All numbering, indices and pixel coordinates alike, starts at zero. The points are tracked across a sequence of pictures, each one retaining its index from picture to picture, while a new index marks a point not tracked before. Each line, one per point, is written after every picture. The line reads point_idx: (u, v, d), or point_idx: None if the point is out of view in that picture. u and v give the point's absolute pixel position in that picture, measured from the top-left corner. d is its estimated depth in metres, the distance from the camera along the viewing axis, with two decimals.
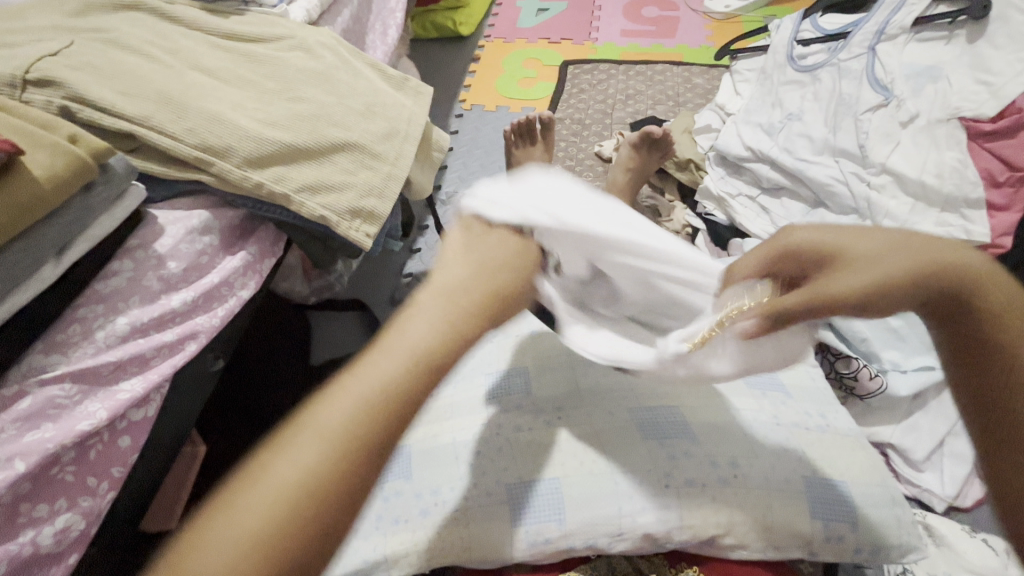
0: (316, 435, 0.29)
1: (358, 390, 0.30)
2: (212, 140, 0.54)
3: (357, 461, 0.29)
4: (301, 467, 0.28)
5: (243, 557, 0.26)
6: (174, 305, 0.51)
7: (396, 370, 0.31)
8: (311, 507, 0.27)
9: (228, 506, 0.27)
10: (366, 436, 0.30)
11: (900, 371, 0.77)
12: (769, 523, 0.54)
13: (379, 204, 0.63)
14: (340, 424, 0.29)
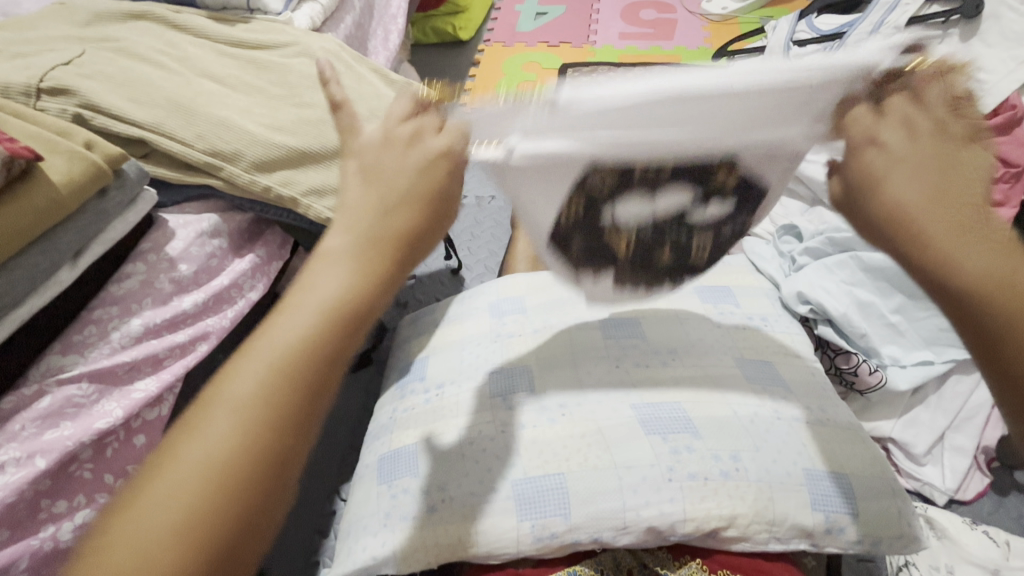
0: (231, 406, 0.32)
1: (264, 359, 0.33)
2: (221, 145, 0.56)
3: (270, 418, 0.33)
4: (224, 436, 0.32)
5: (189, 510, 0.30)
6: (186, 307, 0.52)
7: (300, 331, 0.34)
8: (240, 467, 0.31)
9: (162, 480, 0.31)
10: (276, 396, 0.33)
11: (900, 365, 0.78)
12: (771, 515, 0.55)
13: None
14: (253, 392, 0.33)
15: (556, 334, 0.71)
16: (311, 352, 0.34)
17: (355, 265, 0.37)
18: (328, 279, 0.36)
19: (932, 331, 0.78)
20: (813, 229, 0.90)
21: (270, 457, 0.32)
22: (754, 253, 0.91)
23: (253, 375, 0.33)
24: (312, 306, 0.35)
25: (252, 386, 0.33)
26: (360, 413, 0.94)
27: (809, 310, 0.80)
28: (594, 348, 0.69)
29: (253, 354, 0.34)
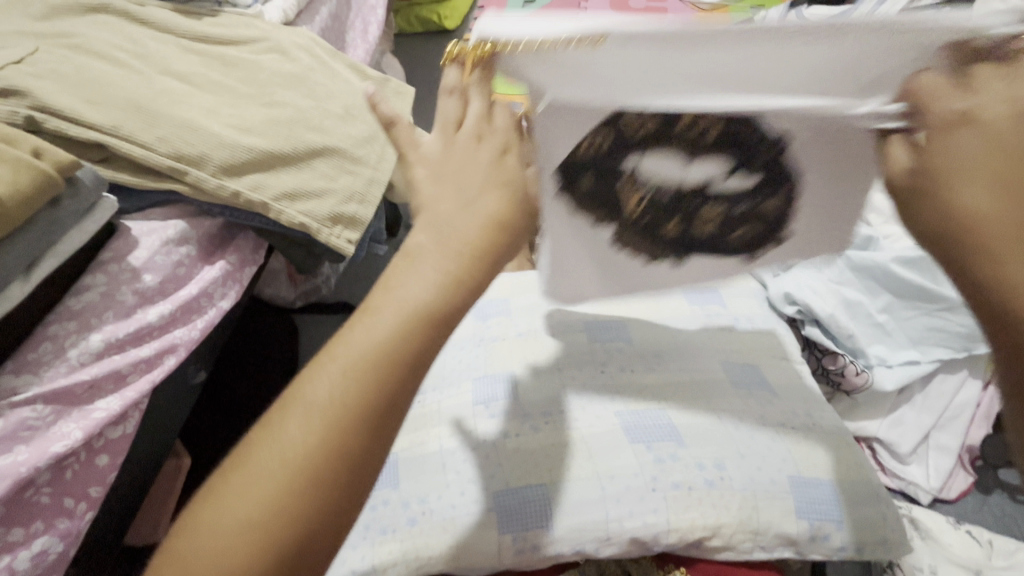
0: (314, 411, 0.32)
1: (346, 365, 0.32)
2: (185, 148, 0.53)
3: (354, 427, 0.32)
4: (304, 439, 0.31)
5: (253, 520, 0.30)
6: (151, 320, 0.50)
7: (381, 339, 0.32)
8: (320, 472, 0.31)
9: (247, 474, 0.31)
10: (362, 406, 0.32)
11: (886, 366, 0.77)
12: (756, 525, 0.55)
13: (361, 209, 0.62)
14: (335, 399, 0.32)
15: (538, 339, 0.69)
16: (394, 362, 0.32)
17: (444, 267, 0.34)
18: (415, 281, 0.34)
19: (920, 331, 0.78)
20: None
21: (355, 465, 0.32)
22: None
23: (337, 378, 0.32)
24: (396, 313, 0.33)
25: (337, 393, 0.32)
26: None
27: (796, 311, 0.79)
28: (577, 353, 0.68)
29: (335, 358, 0.33)
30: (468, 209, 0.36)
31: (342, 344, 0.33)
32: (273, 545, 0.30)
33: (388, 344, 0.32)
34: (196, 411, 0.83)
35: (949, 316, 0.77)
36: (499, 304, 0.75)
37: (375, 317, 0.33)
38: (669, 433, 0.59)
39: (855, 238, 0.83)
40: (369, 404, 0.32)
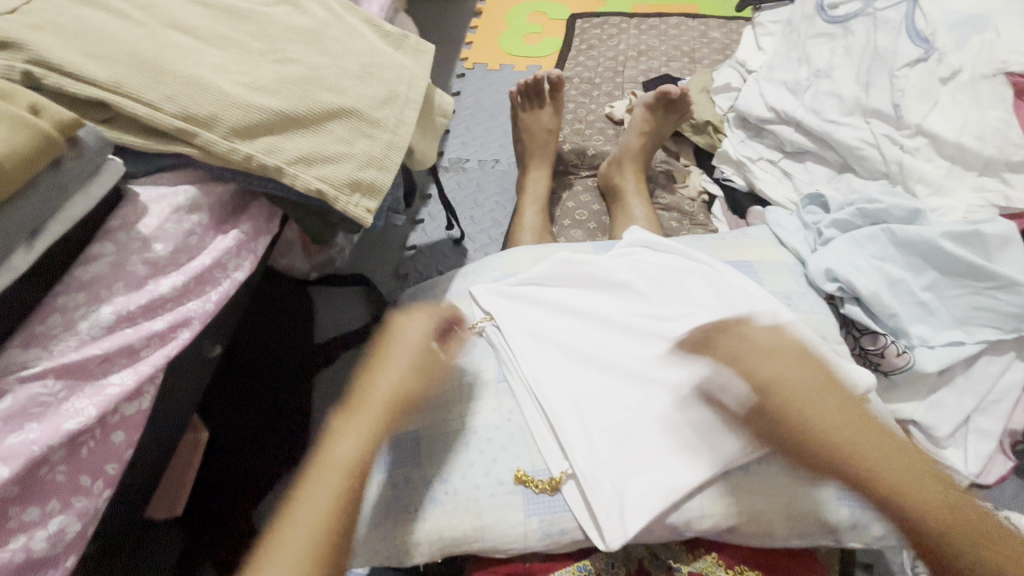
0: (335, 467, 0.51)
1: (359, 429, 0.54)
2: (193, 108, 0.49)
3: (356, 475, 0.51)
4: (319, 503, 0.48)
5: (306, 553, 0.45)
6: (163, 292, 0.48)
7: (383, 396, 0.57)
8: (340, 506, 0.49)
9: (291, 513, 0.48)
10: (362, 460, 0.52)
11: (927, 347, 0.73)
12: (793, 510, 0.53)
13: (380, 175, 0.59)
14: (347, 461, 0.51)
15: (552, 313, 0.67)
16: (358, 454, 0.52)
17: (363, 433, 0.54)
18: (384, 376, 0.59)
19: (964, 311, 0.74)
20: (842, 199, 0.85)
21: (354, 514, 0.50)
22: (777, 224, 0.85)
23: (350, 446, 0.52)
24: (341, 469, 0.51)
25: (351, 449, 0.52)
26: None
27: (837, 288, 0.75)
28: (594, 324, 0.65)
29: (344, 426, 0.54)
30: (396, 347, 0.63)
31: (352, 428, 0.54)
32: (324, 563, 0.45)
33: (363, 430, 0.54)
34: (217, 381, 0.82)
35: (998, 296, 0.72)
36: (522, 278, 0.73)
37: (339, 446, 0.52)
38: (688, 412, 0.56)
39: (902, 211, 0.78)
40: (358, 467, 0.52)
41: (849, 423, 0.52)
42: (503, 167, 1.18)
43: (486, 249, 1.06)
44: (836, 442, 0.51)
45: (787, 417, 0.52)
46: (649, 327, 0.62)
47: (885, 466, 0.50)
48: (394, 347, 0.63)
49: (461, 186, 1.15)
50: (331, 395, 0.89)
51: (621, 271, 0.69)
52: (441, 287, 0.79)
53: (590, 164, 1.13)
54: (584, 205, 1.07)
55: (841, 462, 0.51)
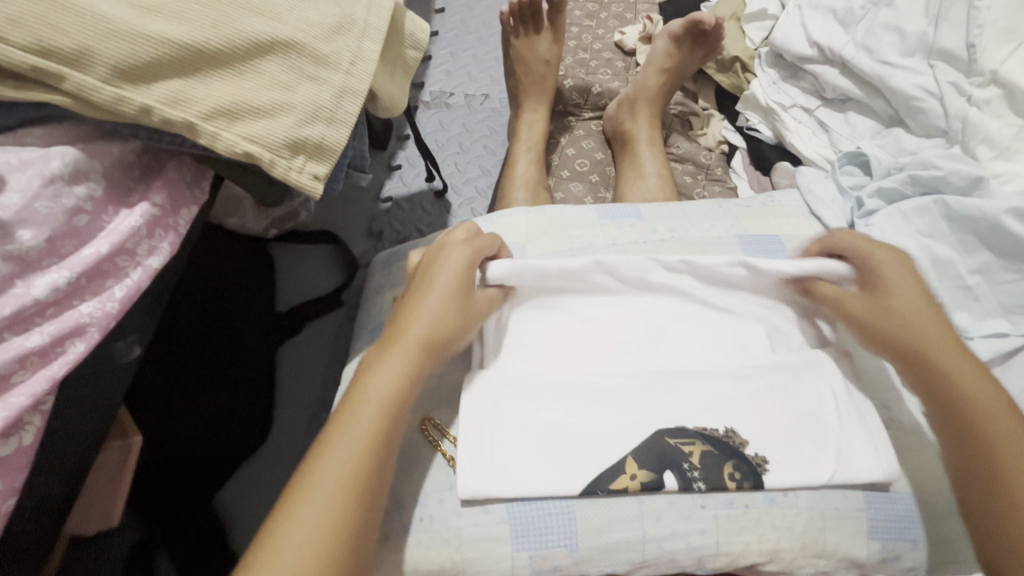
0: (382, 381, 0.42)
1: (392, 357, 0.43)
2: (55, 39, 0.35)
3: (371, 445, 0.39)
4: (335, 488, 0.37)
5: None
6: (38, 296, 0.36)
7: (376, 410, 0.41)
8: (378, 445, 0.40)
9: (284, 543, 0.35)
10: (374, 439, 0.40)
11: (967, 338, 0.64)
12: (821, 547, 0.46)
13: (330, 133, 0.45)
14: (389, 390, 0.41)
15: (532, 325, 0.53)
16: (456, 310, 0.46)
17: (359, 453, 0.39)
18: (425, 307, 0.45)
19: (1015, 299, 0.64)
20: (888, 161, 0.73)
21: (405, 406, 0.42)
22: (808, 189, 0.73)
23: (378, 393, 0.41)
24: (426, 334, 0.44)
25: (394, 377, 0.42)
26: (330, 362, 0.83)
27: None
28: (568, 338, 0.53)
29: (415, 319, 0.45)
30: None
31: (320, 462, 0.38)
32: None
33: (387, 400, 0.41)
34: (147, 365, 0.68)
35: None
36: (513, 251, 0.64)
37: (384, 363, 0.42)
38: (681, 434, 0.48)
39: (960, 179, 0.66)
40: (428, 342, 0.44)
41: (967, 373, 0.44)
42: (494, 104, 1.02)
43: (473, 204, 0.93)
44: (949, 393, 0.44)
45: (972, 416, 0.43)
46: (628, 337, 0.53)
47: (960, 365, 0.44)
48: (373, 371, 0.42)
49: (444, 126, 1.00)
50: (300, 370, 0.82)
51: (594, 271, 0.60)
52: (418, 256, 0.70)
53: (595, 103, 0.98)
54: (586, 152, 0.93)
55: (957, 417, 0.43)
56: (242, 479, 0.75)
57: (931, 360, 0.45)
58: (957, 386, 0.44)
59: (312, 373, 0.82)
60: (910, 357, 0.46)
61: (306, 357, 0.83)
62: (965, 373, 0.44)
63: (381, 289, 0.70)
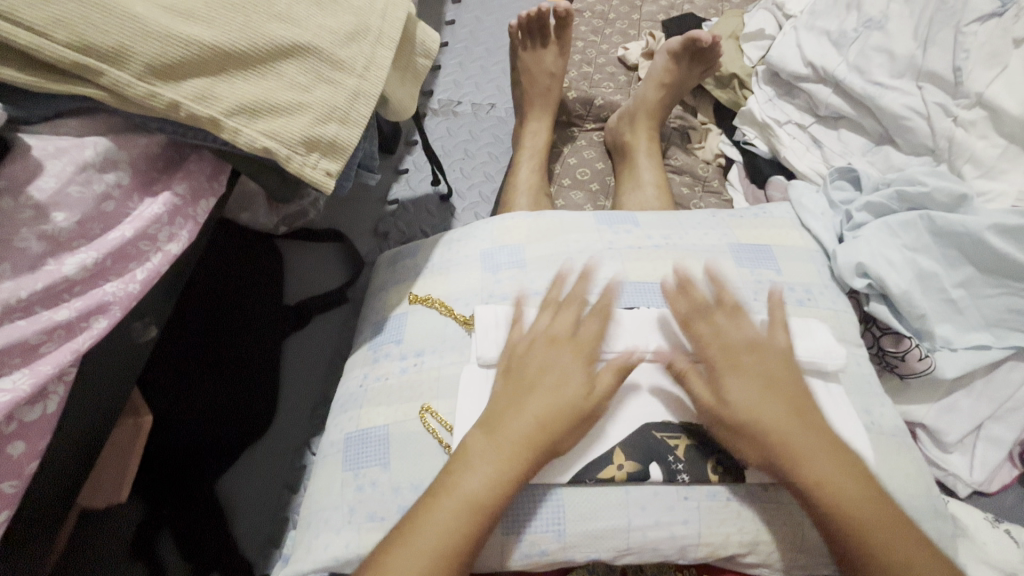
0: (536, 405, 0.47)
1: (490, 456, 0.45)
2: (95, 38, 0.38)
3: (523, 462, 0.45)
4: (488, 476, 0.45)
5: (443, 549, 0.42)
6: (68, 273, 0.39)
7: (525, 429, 0.46)
8: (459, 545, 0.43)
9: (436, 509, 0.44)
10: (523, 450, 0.45)
11: (950, 349, 0.67)
12: (800, 543, 0.48)
13: (343, 132, 0.48)
14: (481, 492, 0.44)
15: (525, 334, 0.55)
16: (570, 408, 0.48)
17: (500, 466, 0.45)
18: (576, 367, 0.50)
19: (997, 312, 0.67)
20: (877, 177, 0.75)
21: (564, 438, 0.48)
22: (800, 203, 0.76)
23: (532, 419, 0.47)
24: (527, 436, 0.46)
25: (482, 484, 0.44)
26: (333, 358, 0.85)
27: (865, 285, 0.67)
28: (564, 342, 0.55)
29: (528, 401, 0.48)
30: None
31: (479, 453, 0.46)
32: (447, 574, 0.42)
33: (545, 421, 0.47)
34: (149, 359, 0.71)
35: None
36: (513, 252, 0.67)
37: (542, 384, 0.48)
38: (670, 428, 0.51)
39: (946, 197, 0.68)
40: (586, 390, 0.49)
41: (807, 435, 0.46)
42: (500, 113, 1.06)
43: (477, 208, 0.96)
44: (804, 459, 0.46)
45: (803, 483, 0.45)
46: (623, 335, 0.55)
47: (794, 428, 0.46)
48: (533, 395, 0.48)
49: (451, 133, 1.03)
50: (303, 365, 0.85)
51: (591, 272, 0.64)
52: (422, 255, 0.72)
53: (597, 115, 1.01)
54: (588, 161, 0.97)
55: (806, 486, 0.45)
56: (245, 467, 0.78)
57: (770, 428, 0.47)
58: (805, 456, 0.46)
59: (314, 368, 0.84)
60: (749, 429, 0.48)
61: (309, 352, 0.85)
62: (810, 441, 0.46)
63: (386, 287, 0.72)
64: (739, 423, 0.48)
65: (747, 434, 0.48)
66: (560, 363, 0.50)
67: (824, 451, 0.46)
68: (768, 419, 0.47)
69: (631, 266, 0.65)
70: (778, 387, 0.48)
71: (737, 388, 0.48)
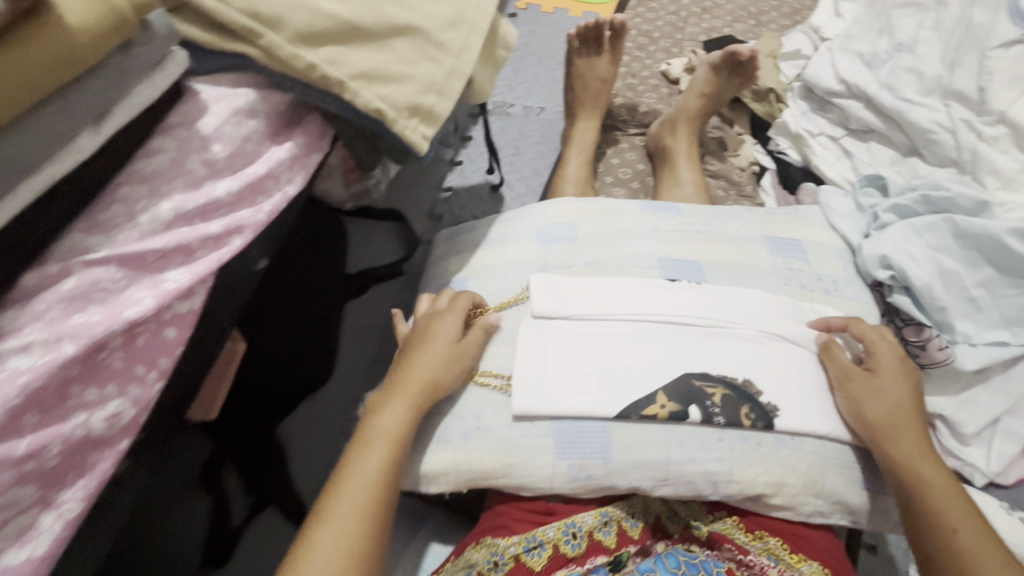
0: (433, 358, 0.57)
1: (400, 402, 0.54)
2: (261, 7, 0.47)
3: (423, 405, 0.54)
4: (401, 417, 0.53)
5: (377, 483, 0.49)
6: (220, 195, 0.47)
7: (425, 379, 0.55)
8: (388, 476, 0.50)
9: (367, 451, 0.51)
10: (423, 394, 0.55)
11: (969, 344, 0.71)
12: (820, 487, 0.54)
13: (439, 102, 0.57)
14: (395, 428, 0.52)
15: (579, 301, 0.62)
16: (453, 359, 0.57)
17: (409, 409, 0.54)
18: (450, 325, 0.60)
19: (1016, 311, 0.71)
20: (903, 184, 0.81)
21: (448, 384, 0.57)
22: (828, 206, 0.82)
23: (429, 368, 0.56)
24: (421, 373, 0.56)
25: (396, 421, 0.53)
26: (387, 325, 0.94)
27: (888, 276, 0.73)
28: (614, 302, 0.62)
29: (422, 357, 0.57)
30: None
31: (391, 399, 0.54)
32: (381, 505, 0.49)
33: (439, 369, 0.56)
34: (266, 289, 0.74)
35: None
36: (565, 229, 0.73)
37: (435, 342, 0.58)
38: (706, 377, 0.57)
39: (968, 201, 0.74)
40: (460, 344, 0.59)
41: (921, 454, 0.53)
42: (549, 116, 1.15)
43: (524, 199, 1.03)
44: (915, 471, 0.52)
45: (915, 490, 0.51)
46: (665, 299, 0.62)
47: (914, 445, 0.53)
48: (428, 351, 0.57)
49: (503, 131, 1.12)
50: (359, 329, 0.93)
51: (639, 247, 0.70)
52: (479, 230, 0.78)
53: (640, 121, 1.09)
54: (629, 162, 1.04)
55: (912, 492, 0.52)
56: (303, 415, 0.85)
57: (892, 436, 0.54)
58: (917, 469, 0.52)
59: (368, 333, 0.93)
60: (879, 433, 0.55)
61: (366, 318, 0.94)
62: (926, 461, 0.53)
63: (445, 256, 0.79)
64: (872, 385, 0.56)
65: (870, 426, 0.55)
66: (444, 327, 0.59)
67: (914, 426, 0.55)
68: (894, 393, 0.56)
69: (676, 246, 0.71)
70: (909, 413, 0.55)
71: (878, 397, 0.56)
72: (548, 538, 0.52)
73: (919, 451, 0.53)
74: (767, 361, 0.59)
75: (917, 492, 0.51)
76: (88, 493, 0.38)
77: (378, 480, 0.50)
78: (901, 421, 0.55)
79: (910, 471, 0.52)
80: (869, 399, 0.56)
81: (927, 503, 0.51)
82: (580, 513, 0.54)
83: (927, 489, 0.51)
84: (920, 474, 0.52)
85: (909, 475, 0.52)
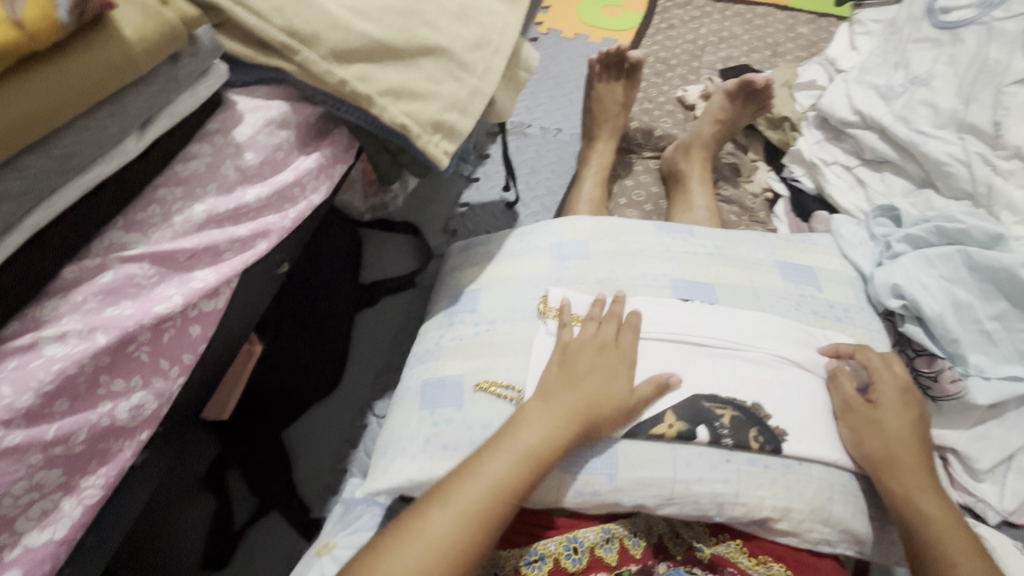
0: (610, 359, 0.58)
1: (546, 414, 0.53)
2: (299, 24, 0.50)
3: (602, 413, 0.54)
4: (550, 428, 0.52)
5: (490, 498, 0.48)
6: (249, 200, 0.49)
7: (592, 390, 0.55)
8: (507, 493, 0.48)
9: (489, 462, 0.50)
10: (592, 404, 0.54)
11: (983, 378, 0.70)
12: (827, 514, 0.54)
13: (462, 120, 0.59)
14: (534, 444, 0.51)
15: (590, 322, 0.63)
16: (613, 348, 0.59)
17: (562, 418, 0.52)
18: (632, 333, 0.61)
19: None
20: (917, 215, 0.81)
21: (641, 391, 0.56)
22: (840, 234, 0.82)
23: (595, 376, 0.56)
24: (617, 395, 0.55)
25: (540, 437, 0.51)
26: (399, 333, 0.93)
27: (900, 305, 0.73)
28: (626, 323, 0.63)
29: (589, 367, 0.57)
30: None
31: (543, 404, 0.54)
32: (481, 519, 0.47)
33: (603, 379, 0.56)
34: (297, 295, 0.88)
35: None
36: (579, 247, 0.74)
37: (605, 335, 0.60)
38: (716, 399, 0.57)
39: (982, 234, 0.74)
40: (608, 344, 0.59)
41: (922, 486, 0.53)
42: (566, 137, 1.17)
43: (538, 217, 1.05)
44: (916, 502, 0.52)
45: (918, 524, 0.51)
46: (676, 319, 0.63)
47: (916, 477, 0.53)
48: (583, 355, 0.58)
49: (520, 150, 1.15)
50: (371, 336, 0.92)
51: (653, 267, 0.71)
52: (494, 244, 0.80)
53: (655, 145, 1.11)
54: (643, 185, 1.06)
55: (914, 525, 0.52)
56: (310, 420, 0.85)
57: (892, 467, 0.54)
58: (919, 501, 0.52)
59: (379, 340, 0.92)
60: (881, 465, 0.54)
61: (379, 326, 0.93)
62: (928, 492, 0.53)
63: (459, 268, 0.80)
64: (874, 418, 0.56)
65: (871, 457, 0.55)
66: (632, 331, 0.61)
67: (918, 461, 0.54)
68: (895, 425, 0.56)
69: (689, 268, 0.72)
70: (912, 445, 0.55)
71: (881, 429, 0.55)
72: (549, 552, 0.53)
73: (921, 483, 0.53)
74: (777, 385, 0.59)
75: (919, 525, 0.51)
76: (110, 480, 0.39)
77: (489, 495, 0.48)
78: (904, 452, 0.55)
79: (911, 503, 0.52)
80: (868, 430, 0.56)
81: (931, 538, 0.50)
82: (582, 529, 0.54)
83: (929, 521, 0.51)
84: (921, 508, 0.52)
85: (911, 509, 0.52)
